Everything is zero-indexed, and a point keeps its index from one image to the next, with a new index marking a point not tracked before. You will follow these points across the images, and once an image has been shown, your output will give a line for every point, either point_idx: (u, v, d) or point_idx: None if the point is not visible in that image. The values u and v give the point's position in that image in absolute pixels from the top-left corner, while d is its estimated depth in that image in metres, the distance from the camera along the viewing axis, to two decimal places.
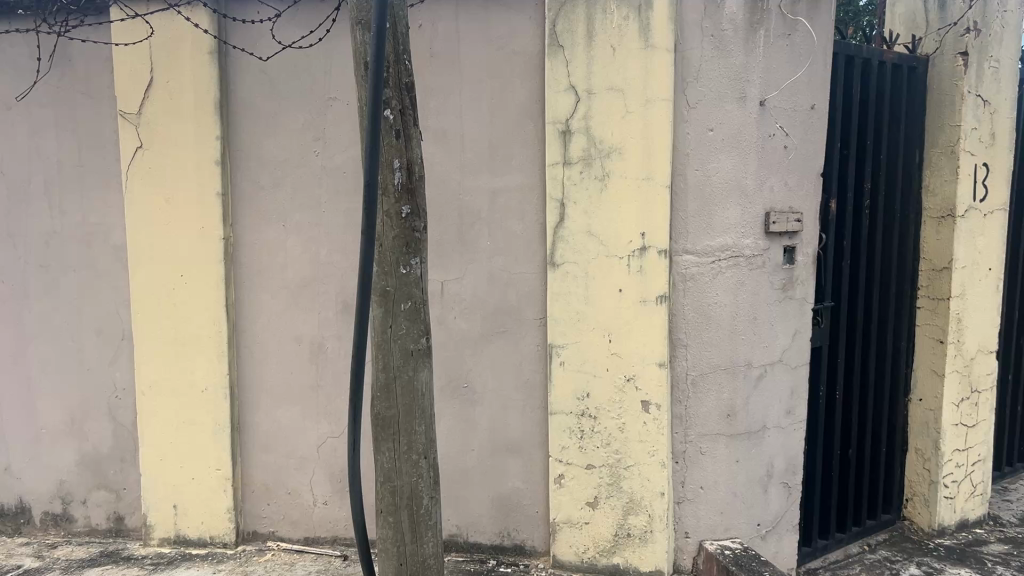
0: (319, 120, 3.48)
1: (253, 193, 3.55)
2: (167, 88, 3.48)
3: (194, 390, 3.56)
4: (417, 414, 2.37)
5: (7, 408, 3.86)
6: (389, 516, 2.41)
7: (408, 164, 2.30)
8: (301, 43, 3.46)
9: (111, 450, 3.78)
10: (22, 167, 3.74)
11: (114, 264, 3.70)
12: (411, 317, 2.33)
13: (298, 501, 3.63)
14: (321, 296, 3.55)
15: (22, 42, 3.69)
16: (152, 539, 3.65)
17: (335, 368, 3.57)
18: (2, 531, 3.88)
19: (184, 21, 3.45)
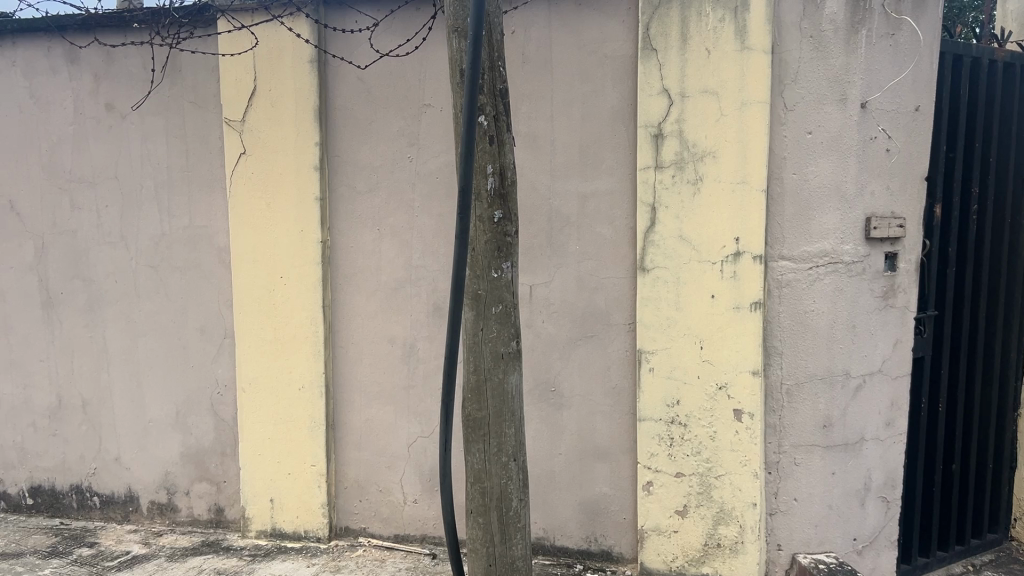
0: (413, 126, 3.55)
1: (349, 197, 3.65)
2: (269, 97, 3.62)
3: (290, 388, 3.68)
4: (507, 416, 2.40)
5: (118, 401, 4.06)
6: (480, 517, 2.44)
7: (501, 170, 2.34)
8: (398, 52, 3.54)
9: (213, 444, 3.93)
10: (134, 172, 3.94)
11: (218, 265, 3.86)
12: (502, 320, 2.36)
13: (389, 498, 3.71)
14: (414, 298, 3.62)
15: (136, 54, 3.89)
16: (250, 531, 3.78)
17: (425, 369, 3.63)
18: (112, 518, 4.09)
19: (286, 32, 3.58)
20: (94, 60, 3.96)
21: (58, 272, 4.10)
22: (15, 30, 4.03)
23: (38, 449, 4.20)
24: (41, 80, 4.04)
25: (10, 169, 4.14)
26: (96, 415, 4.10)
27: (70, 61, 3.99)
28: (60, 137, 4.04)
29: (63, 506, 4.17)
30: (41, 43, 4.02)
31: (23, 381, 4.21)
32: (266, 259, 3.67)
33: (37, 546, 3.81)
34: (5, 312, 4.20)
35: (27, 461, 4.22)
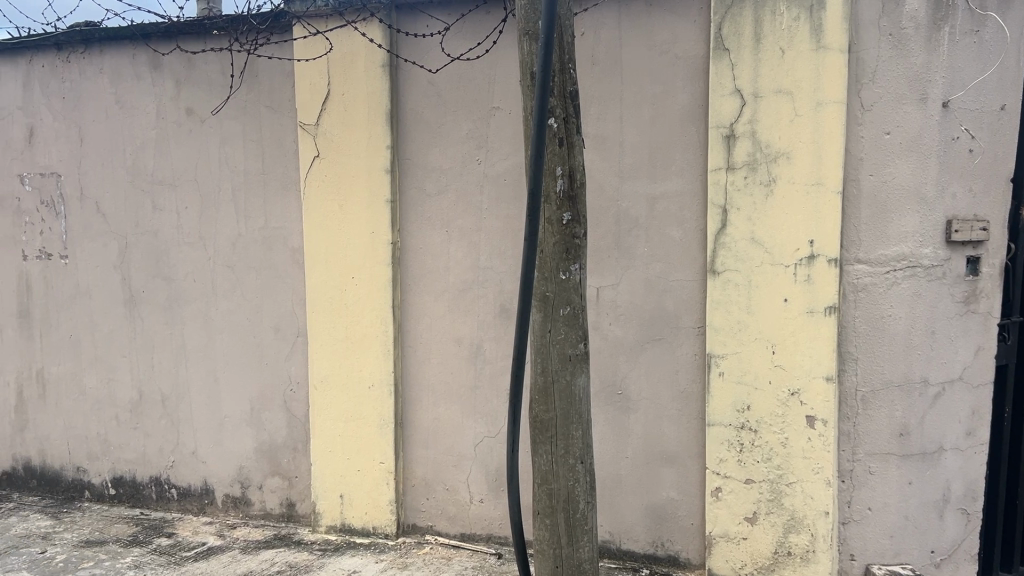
0: (482, 129, 3.57)
1: (419, 199, 3.69)
2: (342, 101, 3.69)
3: (360, 386, 3.75)
4: (575, 419, 2.40)
5: (196, 396, 4.19)
6: (547, 518, 2.45)
7: (570, 172, 2.34)
8: (469, 55, 3.57)
9: (285, 440, 4.02)
10: (212, 174, 4.06)
11: (292, 266, 3.95)
12: (570, 323, 2.36)
13: (456, 497, 3.74)
14: (481, 299, 3.64)
15: (216, 60, 4.01)
16: (320, 526, 3.86)
17: (492, 370, 3.65)
18: (189, 509, 4.23)
19: (360, 37, 3.64)
20: (175, 67, 4.09)
21: (140, 271, 4.25)
22: (102, 39, 4.19)
23: (120, 441, 4.37)
24: (125, 86, 4.20)
25: (96, 172, 4.31)
26: (174, 409, 4.24)
27: (153, 68, 4.13)
28: (143, 141, 4.19)
29: (143, 497, 4.33)
30: (126, 51, 4.19)
31: (107, 376, 4.38)
32: (337, 260, 3.74)
33: (119, 535, 3.96)
34: (91, 309, 4.38)
35: (109, 453, 4.40)
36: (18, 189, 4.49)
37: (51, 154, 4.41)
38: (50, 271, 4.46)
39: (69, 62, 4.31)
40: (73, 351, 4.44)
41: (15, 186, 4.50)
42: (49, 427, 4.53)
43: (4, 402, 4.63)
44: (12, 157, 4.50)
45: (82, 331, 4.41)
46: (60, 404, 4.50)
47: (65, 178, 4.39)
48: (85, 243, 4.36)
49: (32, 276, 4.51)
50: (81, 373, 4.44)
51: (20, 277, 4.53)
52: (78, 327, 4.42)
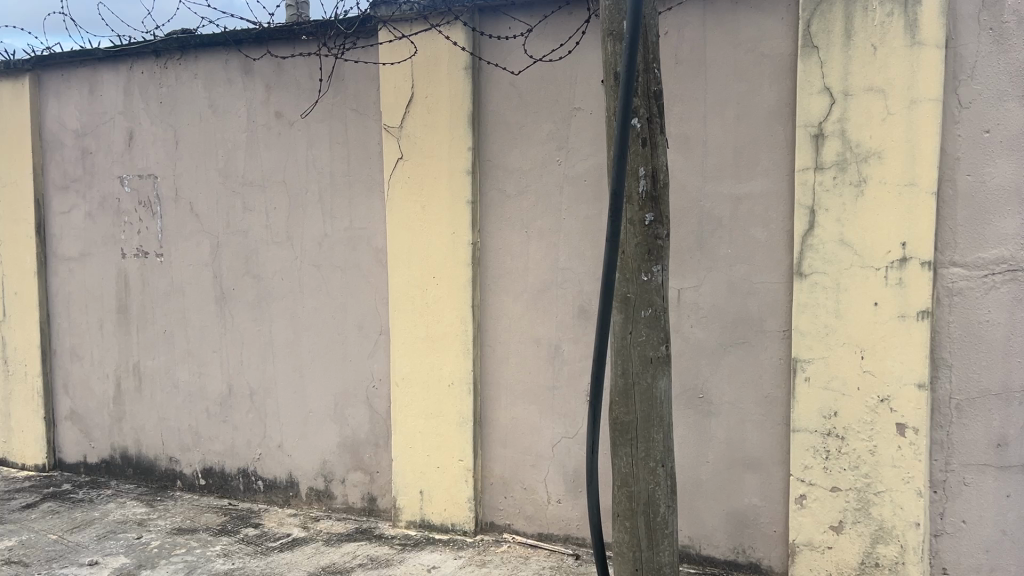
0: (563, 129, 3.57)
1: (499, 200, 3.72)
2: (425, 103, 3.75)
3: (441, 384, 3.80)
4: (655, 421, 2.38)
5: (282, 392, 4.32)
6: (627, 520, 2.44)
7: (653, 172, 2.33)
8: (551, 56, 3.57)
9: (367, 436, 4.11)
10: (300, 176, 4.18)
11: (376, 265, 4.03)
12: (652, 324, 2.35)
13: (534, 497, 3.76)
14: (560, 299, 3.64)
15: (304, 64, 4.12)
16: (400, 521, 3.94)
17: (571, 371, 3.64)
18: (275, 500, 4.36)
19: (444, 40, 3.70)
20: (266, 72, 4.22)
21: (230, 269, 4.40)
22: (197, 45, 4.36)
23: (210, 433, 4.53)
24: (219, 91, 4.36)
25: (190, 174, 4.48)
26: (261, 404, 4.38)
27: (245, 73, 4.28)
28: (234, 144, 4.34)
29: (231, 488, 4.48)
30: (220, 57, 4.34)
31: (198, 370, 4.55)
32: (419, 259, 3.81)
33: (209, 524, 4.11)
34: (184, 305, 4.56)
35: (200, 444, 4.57)
36: (118, 190, 4.71)
37: (148, 156, 4.61)
38: (146, 268, 4.66)
39: (167, 69, 4.50)
40: (167, 346, 4.63)
41: (116, 187, 4.72)
42: (144, 417, 4.73)
43: (104, 393, 4.86)
44: (113, 159, 4.72)
45: (176, 327, 4.60)
46: (155, 396, 4.69)
47: (161, 179, 4.57)
48: (180, 242, 4.54)
49: (130, 274, 4.71)
50: (175, 367, 4.62)
51: (119, 274, 4.75)
52: (172, 323, 4.61)
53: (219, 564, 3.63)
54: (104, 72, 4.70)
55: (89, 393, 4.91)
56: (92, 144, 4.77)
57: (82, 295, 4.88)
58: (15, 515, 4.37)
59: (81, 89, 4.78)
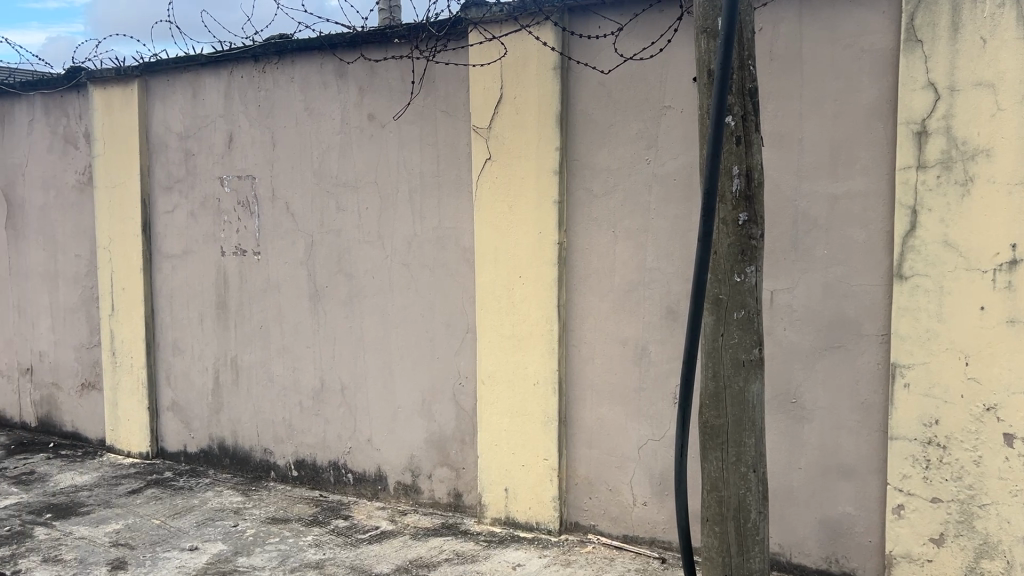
0: (652, 128, 3.53)
1: (586, 200, 3.71)
2: (514, 103, 3.78)
3: (527, 383, 3.83)
4: (747, 425, 2.34)
5: (372, 387, 4.42)
6: (716, 525, 2.41)
7: (747, 171, 2.29)
8: (642, 55, 3.54)
9: (453, 432, 4.16)
10: (391, 176, 4.26)
11: (463, 265, 4.07)
12: (744, 327, 2.31)
13: (619, 498, 3.73)
14: (648, 300, 3.60)
15: (396, 67, 4.20)
16: (486, 518, 3.99)
17: (658, 373, 3.60)
18: (364, 494, 4.46)
19: (534, 40, 3.71)
20: (359, 74, 4.32)
21: (323, 268, 4.53)
22: (294, 50, 4.50)
23: (303, 426, 4.67)
24: (314, 94, 4.48)
25: (286, 175, 4.63)
26: (352, 398, 4.49)
27: (339, 76, 4.39)
28: (328, 145, 4.46)
29: (322, 480, 4.61)
30: (315, 61, 4.47)
31: (292, 365, 4.69)
32: (507, 259, 3.84)
33: (301, 514, 4.24)
34: (280, 302, 4.71)
35: (293, 437, 4.71)
36: (218, 190, 4.89)
37: (247, 158, 4.77)
38: (244, 266, 4.83)
39: (265, 73, 4.66)
40: (263, 341, 4.79)
41: (216, 187, 4.90)
42: (241, 409, 4.91)
43: (203, 385, 5.06)
44: (214, 161, 4.91)
45: (271, 322, 4.75)
46: (251, 390, 4.86)
47: (259, 180, 4.73)
48: (276, 241, 4.69)
49: (228, 271, 4.90)
50: (269, 361, 4.78)
51: (219, 272, 4.94)
52: (267, 319, 4.76)
53: (310, 554, 3.74)
54: (207, 77, 4.90)
55: (189, 385, 5.13)
56: (194, 146, 4.98)
57: (184, 291, 5.10)
58: (122, 499, 4.60)
59: (184, 93, 4.99)
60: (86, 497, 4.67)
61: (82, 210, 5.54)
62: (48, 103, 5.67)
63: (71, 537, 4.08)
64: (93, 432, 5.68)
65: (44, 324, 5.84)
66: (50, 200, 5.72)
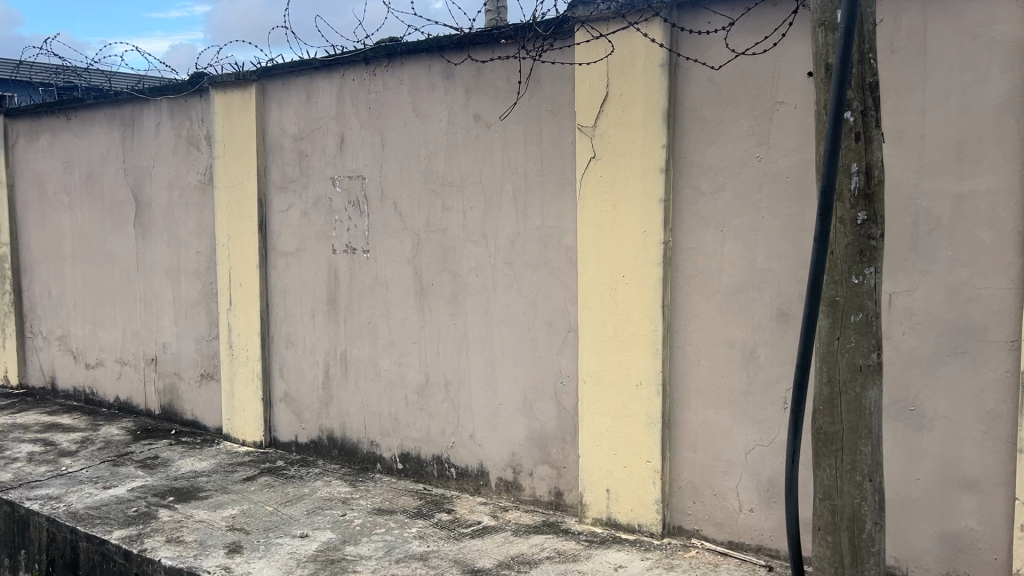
0: (764, 125, 3.44)
1: (694, 198, 3.64)
2: (620, 102, 3.75)
3: (630, 383, 3.80)
4: (863, 433, 2.25)
5: (475, 384, 4.47)
6: (828, 535, 2.34)
7: (867, 169, 2.20)
8: (754, 50, 3.45)
9: (555, 431, 4.16)
10: (495, 176, 4.30)
11: (566, 264, 4.07)
12: (862, 331, 2.23)
13: (724, 504, 3.66)
14: (757, 301, 3.51)
15: (502, 67, 4.23)
16: (587, 518, 3.98)
17: (766, 376, 3.50)
18: (466, 488, 4.53)
19: (642, 38, 3.67)
20: (466, 75, 4.38)
21: (429, 265, 4.61)
22: (403, 53, 4.60)
23: (408, 421, 4.77)
24: (422, 95, 4.57)
25: (395, 175, 4.74)
26: (456, 394, 4.56)
27: (447, 77, 4.45)
28: (435, 145, 4.54)
29: (426, 473, 4.71)
30: (424, 63, 4.55)
31: (399, 360, 4.80)
32: (610, 258, 3.82)
33: (406, 506, 4.33)
34: (387, 299, 4.83)
35: (399, 430, 4.82)
36: (330, 190, 5.05)
37: (357, 158, 4.91)
38: (354, 263, 4.97)
39: (375, 75, 4.77)
40: (371, 336, 4.92)
41: (328, 187, 5.07)
42: (349, 402, 5.06)
43: (314, 378, 5.24)
44: (326, 162, 5.07)
45: (379, 319, 4.88)
46: (359, 383, 5.00)
47: (368, 180, 4.86)
48: (384, 239, 4.81)
49: (339, 268, 5.05)
50: (377, 356, 4.91)
51: (330, 268, 5.10)
52: (375, 315, 4.89)
53: (415, 546, 3.82)
54: (320, 80, 5.06)
55: (301, 378, 5.32)
56: (308, 147, 5.15)
57: (297, 287, 5.29)
58: (238, 485, 4.81)
59: (299, 96, 5.17)
60: (205, 482, 4.91)
61: (204, 209, 5.82)
62: (173, 108, 5.98)
63: (192, 520, 4.30)
64: (211, 421, 5.96)
65: (167, 317, 6.16)
66: (174, 200, 6.04)
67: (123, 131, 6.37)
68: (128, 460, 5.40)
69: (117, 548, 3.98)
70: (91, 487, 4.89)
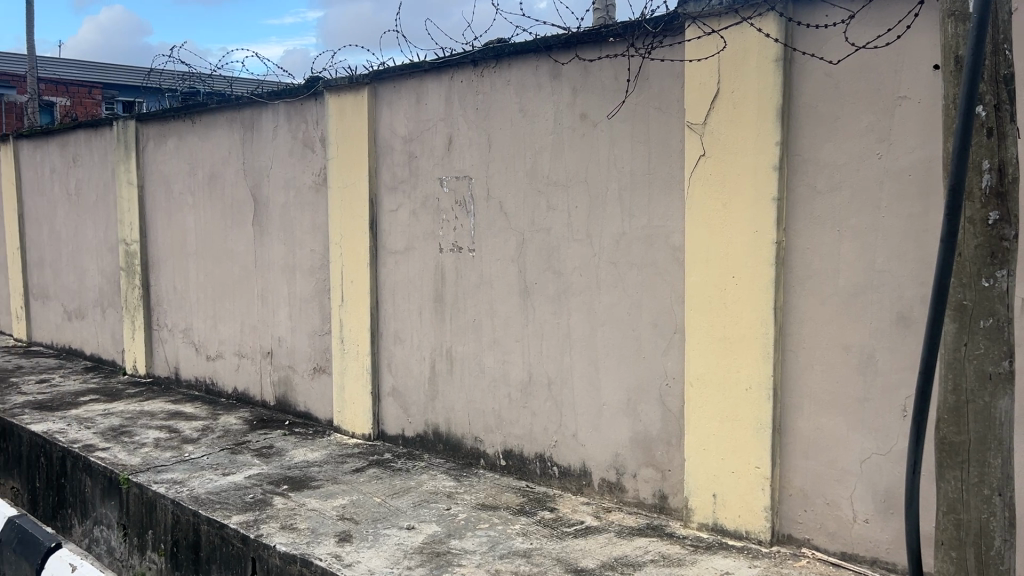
0: (885, 120, 3.30)
1: (809, 196, 3.53)
2: (731, 98, 3.67)
3: (739, 387, 3.72)
4: (993, 444, 2.13)
5: (579, 383, 4.46)
6: (952, 551, 2.24)
7: (999, 165, 2.08)
8: (876, 43, 3.31)
9: (660, 433, 4.11)
10: (601, 175, 4.28)
11: (673, 264, 4.01)
12: (992, 336, 2.11)
13: (837, 513, 3.53)
14: (876, 304, 3.37)
15: (610, 66, 4.20)
16: (692, 522, 3.92)
17: (885, 383, 3.36)
18: (569, 488, 4.53)
19: (755, 32, 3.59)
20: (573, 75, 4.37)
21: (534, 265, 4.64)
22: (512, 53, 4.64)
23: (512, 418, 4.81)
24: (528, 95, 4.60)
25: (501, 174, 4.78)
26: (559, 393, 4.56)
27: (554, 77, 4.46)
28: (541, 145, 4.55)
29: (529, 471, 4.74)
30: (531, 63, 4.57)
31: (503, 357, 4.85)
32: (720, 258, 3.75)
33: (509, 503, 4.37)
34: (492, 297, 4.88)
35: (502, 427, 4.87)
36: (438, 190, 5.15)
37: (464, 159, 4.98)
38: (460, 262, 5.05)
39: (483, 76, 4.83)
40: (476, 334, 4.99)
41: (437, 187, 5.16)
42: (454, 398, 5.14)
43: (421, 373, 5.35)
44: (434, 162, 5.17)
45: (484, 316, 4.94)
46: (464, 380, 5.08)
47: (475, 180, 4.93)
48: (490, 238, 4.87)
49: (445, 266, 5.14)
50: (482, 353, 4.97)
51: (437, 267, 5.20)
52: (480, 313, 4.96)
53: (519, 543, 3.85)
54: (429, 82, 5.16)
55: (408, 373, 5.44)
56: (417, 148, 5.26)
57: (405, 285, 5.41)
58: (348, 476, 4.96)
59: (409, 98, 5.29)
60: (317, 472, 5.09)
61: (318, 209, 6.03)
62: (290, 111, 6.21)
63: (305, 508, 4.46)
64: (322, 413, 6.17)
65: (283, 312, 6.42)
66: (290, 199, 6.28)
67: (243, 133, 6.66)
68: (245, 448, 5.65)
69: (236, 532, 4.18)
70: (211, 473, 5.14)
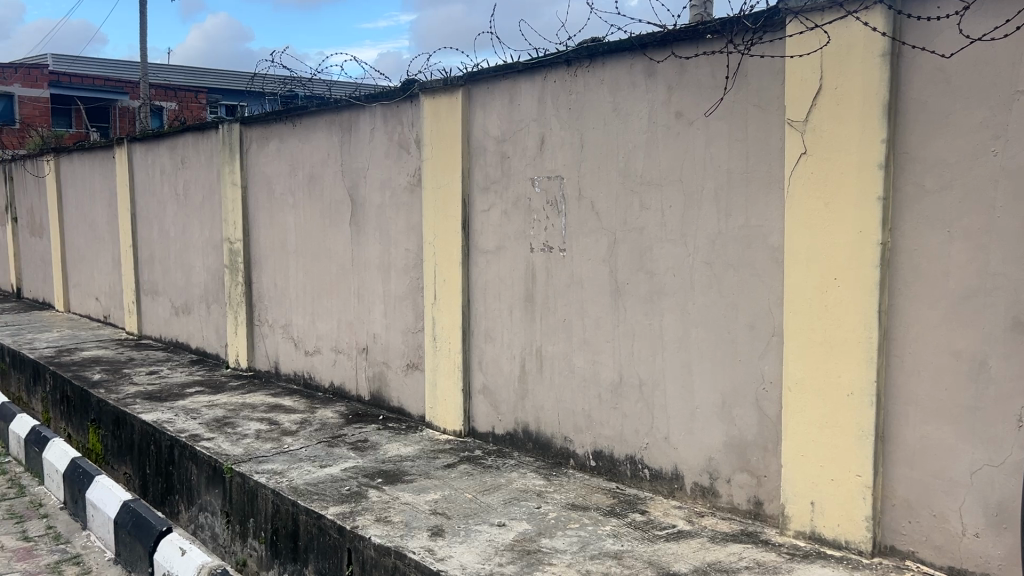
0: (1001, 116, 3.15)
1: (916, 196, 3.39)
2: (835, 95, 3.56)
3: (840, 392, 3.60)
4: None
5: (671, 385, 4.41)
6: None
7: None
8: (994, 34, 3.15)
9: (756, 438, 4.03)
10: (697, 174, 4.21)
11: (771, 265, 3.92)
12: None
13: (945, 526, 3.39)
14: (989, 309, 3.22)
15: (706, 63, 4.13)
16: (789, 530, 3.83)
17: (998, 391, 3.21)
18: (660, 491, 4.48)
19: (861, 26, 3.46)
20: (668, 73, 4.32)
21: (626, 265, 4.61)
22: (606, 52, 4.62)
23: (602, 419, 4.79)
24: (622, 94, 4.57)
25: (593, 174, 4.77)
26: (650, 395, 4.52)
27: (649, 75, 4.41)
28: (635, 144, 4.52)
29: (620, 472, 4.71)
30: (625, 62, 4.54)
31: (594, 357, 4.83)
32: (821, 259, 3.65)
33: (600, 504, 4.36)
34: (583, 298, 4.87)
35: (593, 427, 4.85)
36: (531, 190, 5.17)
37: (557, 159, 4.99)
38: (551, 262, 5.06)
39: (576, 76, 4.82)
40: (567, 334, 4.99)
41: (529, 187, 5.19)
42: (545, 398, 5.16)
43: (511, 372, 5.39)
44: (527, 162, 5.19)
45: (575, 316, 4.94)
46: (554, 379, 5.09)
47: (567, 180, 4.93)
48: (582, 238, 4.86)
49: (537, 266, 5.16)
50: (572, 353, 4.97)
51: (528, 266, 5.22)
52: (572, 313, 4.96)
53: (609, 544, 3.84)
54: (522, 82, 5.18)
55: (498, 372, 5.48)
56: (510, 148, 5.30)
57: (497, 284, 5.46)
58: (440, 472, 5.04)
59: (502, 99, 5.33)
60: (410, 466, 5.19)
61: (412, 209, 6.15)
62: (386, 113, 6.35)
63: (398, 501, 4.56)
64: (415, 409, 6.29)
65: (378, 310, 6.57)
66: (385, 200, 6.42)
67: (341, 135, 6.84)
68: (342, 441, 5.81)
69: (333, 523, 4.30)
70: (310, 465, 5.31)
